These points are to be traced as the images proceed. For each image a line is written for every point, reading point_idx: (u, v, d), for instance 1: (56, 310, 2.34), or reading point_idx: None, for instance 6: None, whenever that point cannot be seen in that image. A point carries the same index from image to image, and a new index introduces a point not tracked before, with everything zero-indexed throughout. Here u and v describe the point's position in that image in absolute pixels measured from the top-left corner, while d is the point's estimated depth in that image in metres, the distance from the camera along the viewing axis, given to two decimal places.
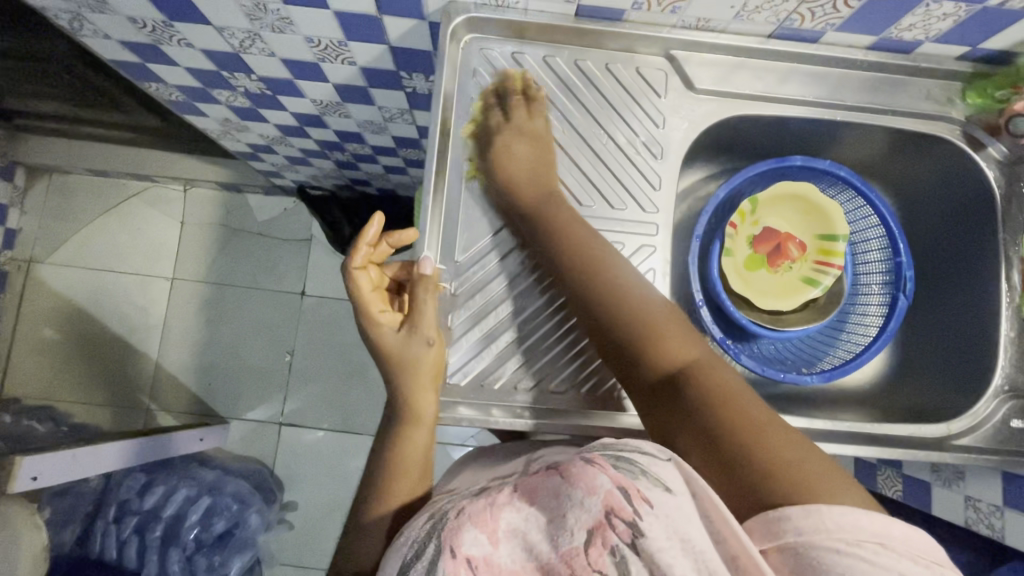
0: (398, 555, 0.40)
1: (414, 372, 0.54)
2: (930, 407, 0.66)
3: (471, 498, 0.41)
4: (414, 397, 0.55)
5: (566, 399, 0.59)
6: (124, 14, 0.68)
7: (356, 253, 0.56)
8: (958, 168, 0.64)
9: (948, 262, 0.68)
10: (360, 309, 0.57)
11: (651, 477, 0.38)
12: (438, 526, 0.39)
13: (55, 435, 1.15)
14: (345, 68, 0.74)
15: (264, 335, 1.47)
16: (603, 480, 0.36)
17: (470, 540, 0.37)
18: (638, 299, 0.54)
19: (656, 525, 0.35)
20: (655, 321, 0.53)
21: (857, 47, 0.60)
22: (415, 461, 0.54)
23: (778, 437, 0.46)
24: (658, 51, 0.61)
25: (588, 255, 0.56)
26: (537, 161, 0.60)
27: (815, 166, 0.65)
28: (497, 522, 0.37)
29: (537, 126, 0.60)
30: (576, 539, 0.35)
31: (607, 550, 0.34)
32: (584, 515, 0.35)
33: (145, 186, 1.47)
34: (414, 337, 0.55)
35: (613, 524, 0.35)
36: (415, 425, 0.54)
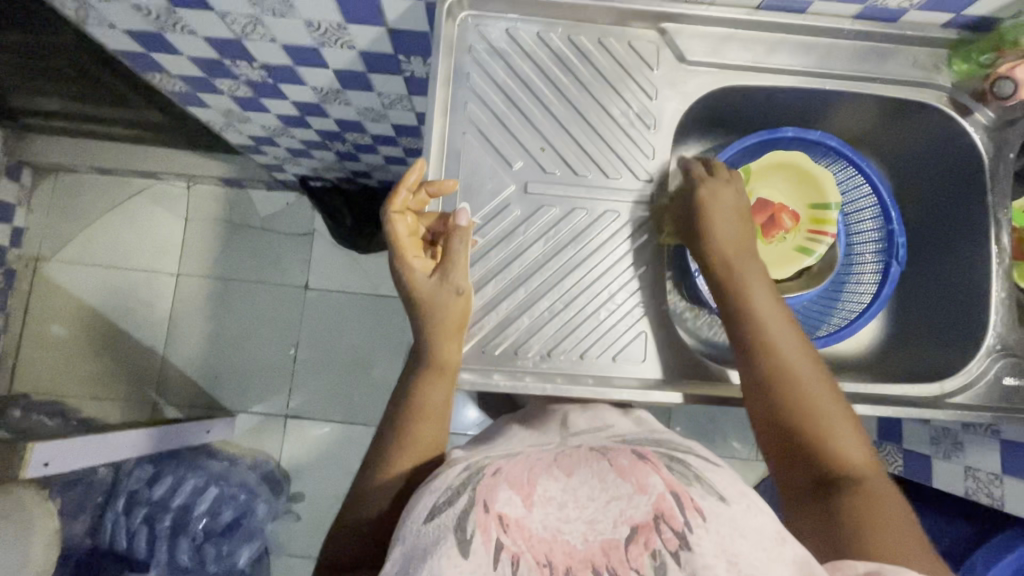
0: (432, 497, 0.41)
1: (445, 320, 0.56)
2: (927, 369, 0.67)
3: (510, 462, 0.43)
4: (438, 350, 0.56)
5: (566, 363, 0.60)
6: (128, 3, 0.70)
7: (396, 196, 0.56)
8: (947, 135, 0.66)
9: (938, 228, 0.69)
10: (395, 254, 0.57)
11: (704, 485, 0.39)
12: (474, 481, 0.41)
13: (64, 428, 1.17)
14: (344, 53, 0.76)
15: (268, 328, 1.49)
16: (655, 481, 0.38)
17: (504, 500, 0.38)
18: (818, 378, 0.54)
19: (706, 540, 0.36)
20: (833, 404, 0.53)
21: (843, 16, 0.61)
22: (435, 408, 0.55)
23: (912, 542, 0.46)
24: (649, 25, 0.63)
25: (773, 322, 0.56)
26: (735, 227, 0.59)
27: (806, 137, 0.67)
28: (538, 491, 0.39)
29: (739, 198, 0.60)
30: (617, 532, 0.36)
31: (647, 551, 0.36)
32: (630, 510, 0.37)
33: (149, 183, 1.49)
34: (446, 287, 0.56)
35: (659, 528, 0.37)
36: (439, 377, 0.56)
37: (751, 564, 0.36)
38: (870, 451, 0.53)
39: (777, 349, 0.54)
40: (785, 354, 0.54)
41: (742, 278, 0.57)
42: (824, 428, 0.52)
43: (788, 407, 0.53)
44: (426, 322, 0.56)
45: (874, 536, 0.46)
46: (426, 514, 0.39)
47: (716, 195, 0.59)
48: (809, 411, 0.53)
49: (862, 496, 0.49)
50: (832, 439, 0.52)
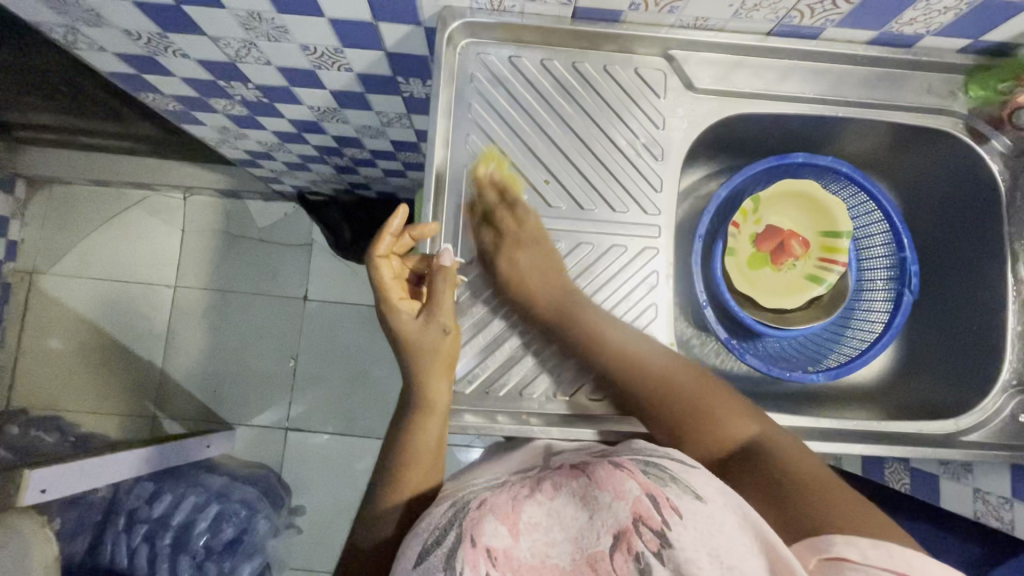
0: (420, 538, 0.39)
1: (430, 357, 0.54)
2: (940, 404, 0.65)
3: (495, 491, 0.41)
4: (429, 388, 0.54)
5: (574, 403, 0.59)
6: (119, 27, 0.68)
7: (380, 243, 0.55)
8: (963, 162, 0.64)
9: (953, 257, 0.68)
10: (381, 298, 0.56)
11: (680, 486, 0.37)
12: (460, 515, 0.39)
13: (62, 446, 1.15)
14: (341, 75, 0.74)
15: (267, 340, 1.47)
16: (632, 486, 0.36)
17: (490, 532, 0.36)
18: (673, 369, 0.56)
19: (686, 536, 0.34)
20: (700, 390, 0.54)
21: (858, 42, 0.59)
22: (431, 439, 0.53)
23: (832, 489, 0.44)
24: (656, 51, 0.61)
25: (611, 334, 0.57)
26: (548, 267, 0.60)
27: (818, 163, 0.65)
28: (523, 517, 0.37)
29: (527, 227, 0.60)
30: (601, 543, 0.34)
31: (631, 556, 0.33)
32: (611, 518, 0.35)
33: (146, 195, 1.47)
34: (433, 326, 0.54)
35: (640, 530, 0.34)
36: (428, 410, 0.53)
37: (733, 553, 0.34)
38: (758, 416, 0.53)
39: (624, 362, 0.56)
40: (633, 362, 0.56)
41: (574, 309, 0.59)
42: (703, 411, 0.53)
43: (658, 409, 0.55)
44: (412, 364, 0.54)
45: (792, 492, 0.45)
46: (415, 558, 0.38)
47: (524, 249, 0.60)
48: (680, 403, 0.54)
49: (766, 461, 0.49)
50: (713, 420, 0.53)
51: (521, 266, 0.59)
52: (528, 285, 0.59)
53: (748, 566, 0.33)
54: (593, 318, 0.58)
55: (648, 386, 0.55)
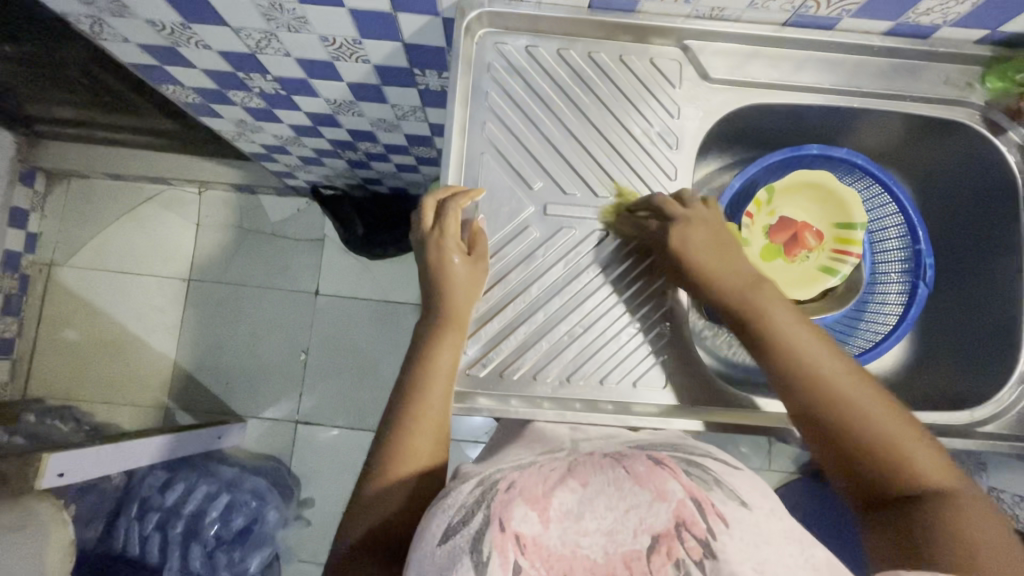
0: (444, 516, 0.39)
1: (468, 302, 0.56)
2: (953, 396, 0.65)
3: (523, 474, 0.40)
4: (434, 357, 0.55)
5: (587, 389, 0.59)
6: (143, 18, 0.69)
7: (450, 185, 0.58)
8: (978, 153, 0.64)
9: (968, 249, 0.67)
10: (434, 234, 0.57)
11: (725, 491, 0.38)
12: (489, 497, 0.38)
13: (77, 434, 1.17)
14: (359, 66, 0.75)
15: (279, 332, 1.49)
16: (675, 487, 0.36)
17: (519, 517, 0.35)
18: (865, 404, 0.50)
19: (730, 544, 0.35)
20: (895, 433, 0.49)
21: (873, 33, 0.59)
22: (435, 406, 0.53)
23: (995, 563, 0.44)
24: (671, 42, 0.61)
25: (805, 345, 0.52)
26: (722, 262, 0.56)
27: (831, 154, 0.65)
28: (554, 504, 0.36)
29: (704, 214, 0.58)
30: (639, 543, 0.34)
31: (670, 560, 0.34)
32: (650, 518, 0.35)
33: (161, 189, 1.49)
34: (480, 267, 0.57)
35: (682, 537, 0.35)
36: (430, 382, 0.54)
37: (777, 566, 0.35)
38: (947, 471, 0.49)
39: (821, 377, 0.51)
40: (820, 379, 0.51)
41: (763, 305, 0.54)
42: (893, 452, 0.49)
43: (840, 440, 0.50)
44: (447, 313, 0.56)
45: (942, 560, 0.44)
46: (440, 535, 0.37)
47: (694, 242, 0.56)
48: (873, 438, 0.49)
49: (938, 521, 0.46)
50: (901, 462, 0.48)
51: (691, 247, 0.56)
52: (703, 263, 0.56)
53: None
54: (793, 328, 0.53)
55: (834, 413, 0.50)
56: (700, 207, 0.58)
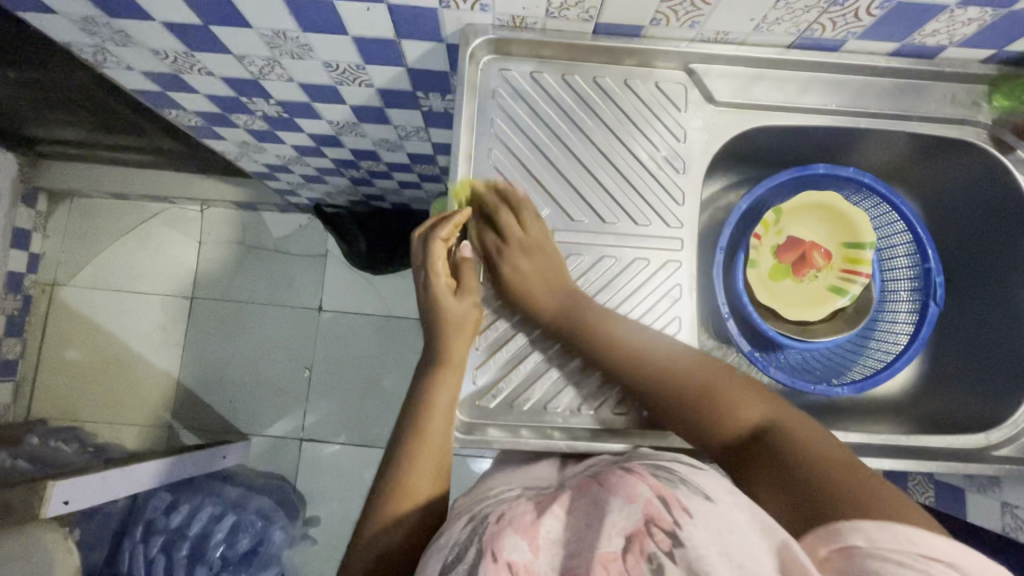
0: (439, 556, 0.40)
1: (459, 335, 0.56)
2: (967, 417, 0.65)
3: (512, 507, 0.42)
4: (432, 393, 0.54)
5: (598, 418, 0.58)
6: (146, 47, 0.69)
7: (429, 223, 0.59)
8: (987, 172, 0.64)
9: (979, 267, 0.67)
10: (421, 273, 0.58)
11: (691, 488, 0.38)
12: (480, 531, 0.40)
13: (81, 457, 1.16)
14: (362, 90, 0.75)
15: (283, 350, 1.49)
16: (642, 489, 0.38)
17: (511, 547, 0.36)
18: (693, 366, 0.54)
19: (698, 532, 0.34)
20: (711, 379, 0.53)
21: (879, 54, 0.59)
22: (435, 442, 0.53)
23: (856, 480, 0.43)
24: (677, 65, 0.61)
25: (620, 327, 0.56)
26: (553, 271, 0.59)
27: (839, 174, 0.65)
28: (542, 532, 0.37)
29: (532, 234, 0.59)
30: (613, 543, 0.34)
31: (644, 556, 0.33)
32: (623, 520, 0.35)
33: (164, 208, 1.49)
34: (466, 298, 0.57)
35: (652, 532, 0.35)
36: (426, 416, 0.54)
37: None
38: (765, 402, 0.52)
39: (646, 354, 0.55)
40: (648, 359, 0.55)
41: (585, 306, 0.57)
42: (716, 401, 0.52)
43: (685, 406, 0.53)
44: (439, 346, 0.56)
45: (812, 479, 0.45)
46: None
47: (526, 258, 0.59)
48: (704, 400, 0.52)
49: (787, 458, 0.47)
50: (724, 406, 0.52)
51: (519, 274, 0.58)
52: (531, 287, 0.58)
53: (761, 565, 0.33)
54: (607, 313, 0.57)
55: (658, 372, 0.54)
56: (531, 218, 0.59)
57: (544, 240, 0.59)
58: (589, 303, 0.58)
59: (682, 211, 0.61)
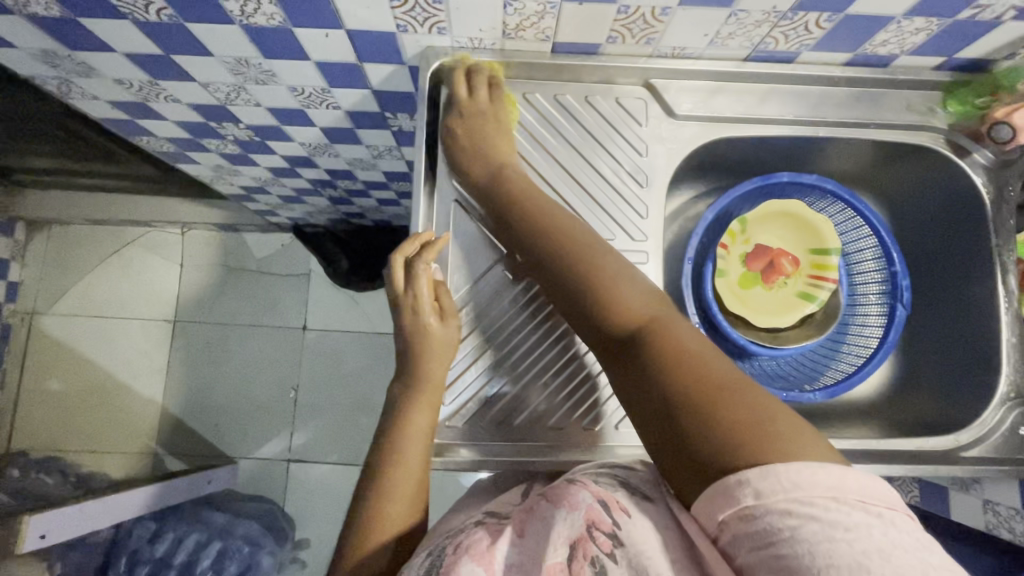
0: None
1: (441, 361, 0.56)
2: (938, 418, 0.65)
3: (469, 534, 0.46)
4: (411, 416, 0.54)
5: (567, 432, 0.59)
6: (111, 77, 0.69)
7: (409, 243, 0.58)
8: (947, 176, 0.64)
9: (943, 271, 0.68)
10: (404, 297, 0.57)
11: (629, 492, 0.45)
12: (437, 563, 0.42)
13: (62, 489, 1.14)
14: (329, 112, 0.75)
15: (269, 372, 1.48)
16: (584, 496, 0.43)
17: (467, 572, 0.40)
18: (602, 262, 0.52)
19: (634, 531, 0.41)
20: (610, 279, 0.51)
21: (835, 64, 0.60)
22: (415, 468, 0.53)
23: (727, 400, 0.41)
24: (636, 81, 0.62)
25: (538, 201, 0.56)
26: (498, 140, 0.59)
27: (802, 181, 0.66)
28: (497, 558, 0.42)
29: (480, 101, 0.59)
30: (560, 553, 0.40)
31: (587, 560, 0.39)
32: (568, 529, 0.41)
33: (146, 231, 1.47)
34: (448, 322, 0.56)
35: (594, 536, 0.40)
36: (407, 441, 0.53)
37: None
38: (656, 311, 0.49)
39: (554, 235, 0.54)
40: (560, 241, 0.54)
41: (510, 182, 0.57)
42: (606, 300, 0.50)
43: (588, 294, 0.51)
44: (419, 369, 0.55)
45: (678, 396, 0.43)
46: None
47: (472, 126, 0.59)
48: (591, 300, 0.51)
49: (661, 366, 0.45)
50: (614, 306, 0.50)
51: (459, 141, 0.60)
52: (467, 158, 0.59)
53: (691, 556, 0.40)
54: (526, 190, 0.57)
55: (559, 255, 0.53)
56: (484, 85, 0.59)
57: (493, 110, 0.60)
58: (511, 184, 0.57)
59: (646, 225, 0.62)
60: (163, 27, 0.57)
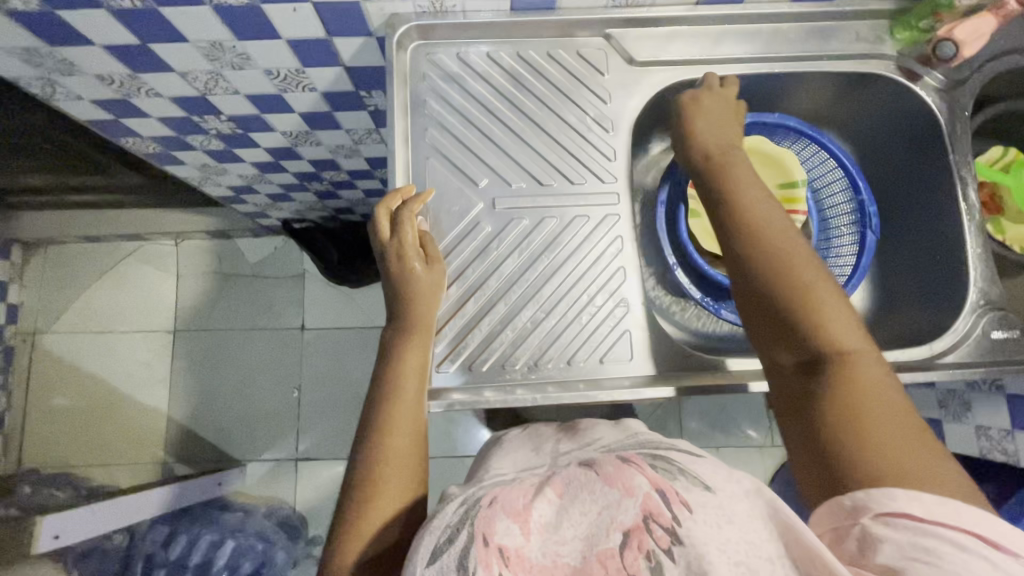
0: (430, 538, 0.38)
1: (431, 306, 0.58)
2: (914, 333, 0.67)
3: (505, 489, 0.41)
4: (401, 359, 0.56)
5: (555, 371, 0.60)
6: (92, 73, 0.71)
7: (392, 198, 0.59)
8: (902, 102, 0.67)
9: (907, 195, 0.70)
10: (391, 247, 0.58)
11: (689, 477, 0.39)
12: (472, 512, 0.38)
13: (74, 499, 1.15)
14: (306, 95, 0.77)
15: (271, 374, 1.50)
16: (640, 481, 0.37)
17: (502, 530, 0.37)
18: (813, 270, 0.51)
19: (698, 528, 0.35)
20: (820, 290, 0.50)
21: (783, 1, 0.63)
22: (409, 406, 0.54)
23: (914, 437, 0.44)
24: (595, 33, 0.65)
25: (755, 197, 0.55)
26: (725, 135, 0.59)
27: (764, 120, 0.68)
28: (534, 516, 0.37)
29: (726, 99, 0.62)
30: (611, 540, 0.35)
31: (642, 553, 0.35)
32: (621, 515, 0.36)
33: (137, 245, 1.50)
34: (434, 268, 0.58)
35: (651, 528, 0.35)
36: (400, 381, 0.55)
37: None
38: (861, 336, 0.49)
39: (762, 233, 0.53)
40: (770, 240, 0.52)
41: (731, 171, 0.56)
42: (810, 305, 0.49)
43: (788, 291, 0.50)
44: (409, 314, 0.57)
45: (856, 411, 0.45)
46: (428, 558, 0.37)
47: (709, 112, 0.61)
48: (796, 291, 0.50)
49: (848, 383, 0.46)
50: (816, 315, 0.49)
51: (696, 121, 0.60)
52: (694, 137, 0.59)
53: (760, 554, 0.35)
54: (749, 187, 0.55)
55: (766, 250, 0.52)
56: (727, 90, 0.62)
57: (732, 112, 0.61)
58: (732, 171, 0.56)
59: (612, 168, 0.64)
60: (137, 13, 0.59)
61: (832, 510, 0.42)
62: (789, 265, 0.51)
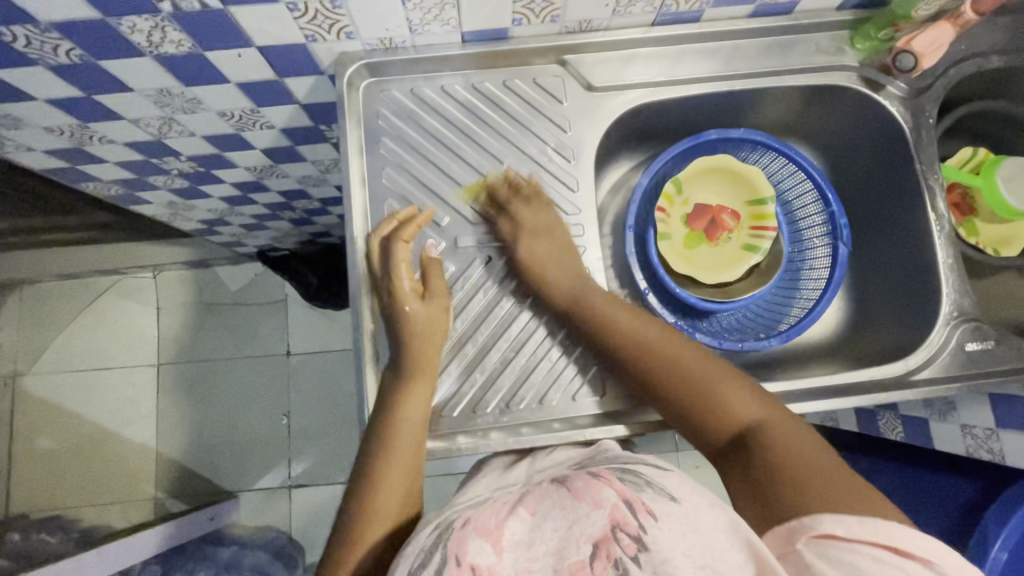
0: (407, 562, 0.40)
1: (430, 343, 0.57)
2: (890, 346, 0.67)
3: (479, 509, 0.43)
4: (399, 403, 0.55)
5: (529, 411, 0.59)
6: (40, 126, 0.69)
7: (388, 227, 0.59)
8: (867, 112, 0.66)
9: (878, 205, 0.70)
10: (387, 278, 0.59)
11: (656, 489, 0.39)
12: (445, 534, 0.40)
13: (63, 546, 1.14)
14: (265, 133, 0.76)
15: (259, 402, 1.47)
16: (608, 493, 0.38)
17: (474, 550, 0.37)
18: (698, 362, 0.56)
19: (663, 537, 0.36)
20: (709, 377, 0.55)
21: (739, 17, 0.62)
22: (405, 449, 0.54)
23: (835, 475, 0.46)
24: (551, 59, 0.63)
25: (627, 324, 0.59)
26: (567, 260, 0.61)
27: (729, 136, 0.67)
28: (506, 534, 0.38)
29: (543, 219, 0.62)
30: (582, 552, 0.35)
31: (611, 563, 0.35)
32: (589, 528, 0.36)
33: (114, 280, 1.48)
34: (434, 305, 0.58)
35: (618, 538, 0.36)
36: (395, 422, 0.54)
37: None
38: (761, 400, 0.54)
39: (643, 346, 0.58)
40: (651, 353, 0.57)
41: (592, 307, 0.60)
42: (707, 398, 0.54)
43: (690, 395, 0.55)
44: (408, 352, 0.56)
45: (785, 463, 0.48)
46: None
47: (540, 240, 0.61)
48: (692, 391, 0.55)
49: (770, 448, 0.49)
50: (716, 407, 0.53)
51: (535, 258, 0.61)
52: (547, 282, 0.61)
53: (725, 562, 0.35)
54: (604, 302, 0.60)
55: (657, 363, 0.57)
56: (540, 207, 0.62)
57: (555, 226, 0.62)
58: (593, 309, 0.60)
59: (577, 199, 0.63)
60: (78, 67, 0.58)
61: (776, 536, 0.44)
62: (675, 367, 0.56)
